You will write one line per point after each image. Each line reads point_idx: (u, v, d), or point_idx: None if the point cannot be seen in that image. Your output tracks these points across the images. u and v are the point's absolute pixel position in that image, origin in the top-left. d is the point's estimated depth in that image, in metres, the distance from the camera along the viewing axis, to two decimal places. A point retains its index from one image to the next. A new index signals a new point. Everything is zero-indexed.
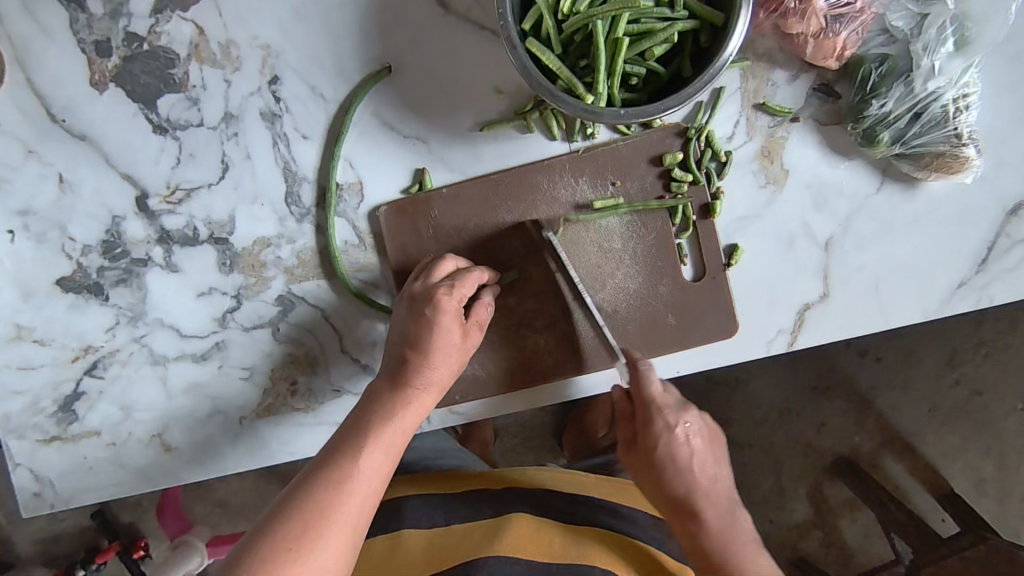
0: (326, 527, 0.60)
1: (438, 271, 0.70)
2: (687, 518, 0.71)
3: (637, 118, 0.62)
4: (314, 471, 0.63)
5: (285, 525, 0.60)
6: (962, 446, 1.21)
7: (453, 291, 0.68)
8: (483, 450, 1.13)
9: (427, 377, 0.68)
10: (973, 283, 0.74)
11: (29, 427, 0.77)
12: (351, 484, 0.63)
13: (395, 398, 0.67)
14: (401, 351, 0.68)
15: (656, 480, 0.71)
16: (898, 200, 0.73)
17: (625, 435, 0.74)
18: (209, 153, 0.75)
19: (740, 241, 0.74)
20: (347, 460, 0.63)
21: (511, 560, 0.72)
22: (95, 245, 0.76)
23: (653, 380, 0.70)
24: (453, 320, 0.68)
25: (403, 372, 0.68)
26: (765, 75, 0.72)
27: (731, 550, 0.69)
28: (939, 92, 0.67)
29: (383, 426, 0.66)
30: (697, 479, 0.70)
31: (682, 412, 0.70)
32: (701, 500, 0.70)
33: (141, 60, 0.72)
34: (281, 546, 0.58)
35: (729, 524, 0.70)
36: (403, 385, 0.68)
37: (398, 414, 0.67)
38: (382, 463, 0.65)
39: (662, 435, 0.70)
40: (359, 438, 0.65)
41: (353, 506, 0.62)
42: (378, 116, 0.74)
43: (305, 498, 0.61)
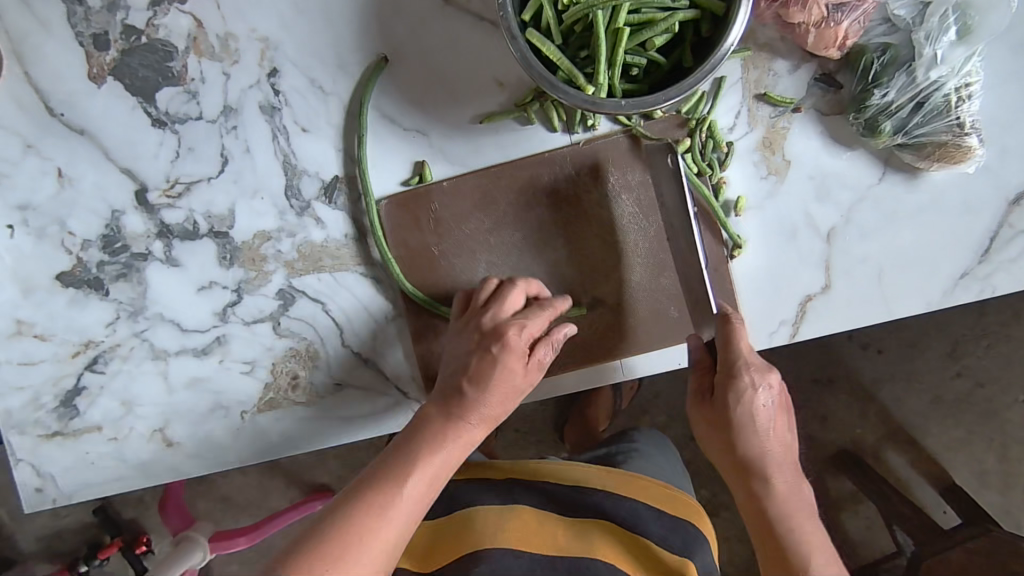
0: (362, 552, 0.60)
1: (509, 307, 0.67)
2: (754, 482, 0.66)
3: (637, 109, 0.62)
4: (359, 490, 0.63)
5: (322, 543, 0.60)
6: (964, 438, 1.21)
7: (523, 332, 0.65)
8: (485, 444, 1.13)
9: (483, 412, 0.66)
10: (976, 273, 0.74)
11: (30, 422, 0.77)
12: (393, 510, 0.62)
13: (445, 426, 0.65)
14: (458, 381, 0.66)
15: (727, 437, 0.66)
16: (901, 190, 0.73)
17: (700, 385, 0.69)
18: (208, 146, 0.74)
19: (743, 231, 0.74)
20: (393, 485, 0.63)
21: (513, 552, 0.72)
22: (95, 239, 0.75)
23: (743, 339, 0.65)
24: (521, 359, 0.65)
25: (457, 404, 0.66)
26: (767, 65, 0.72)
27: (795, 521, 0.65)
28: (941, 81, 0.67)
29: (432, 453, 0.65)
30: (770, 442, 0.66)
31: (770, 374, 0.65)
32: (770, 462, 0.66)
33: (139, 54, 0.72)
34: (316, 564, 0.59)
35: (796, 495, 0.66)
36: (456, 416, 0.66)
37: (449, 441, 0.65)
38: (426, 490, 0.64)
39: (745, 393, 0.64)
40: (409, 461, 0.64)
41: (393, 531, 0.62)
42: (379, 109, 0.74)
43: (346, 519, 0.61)
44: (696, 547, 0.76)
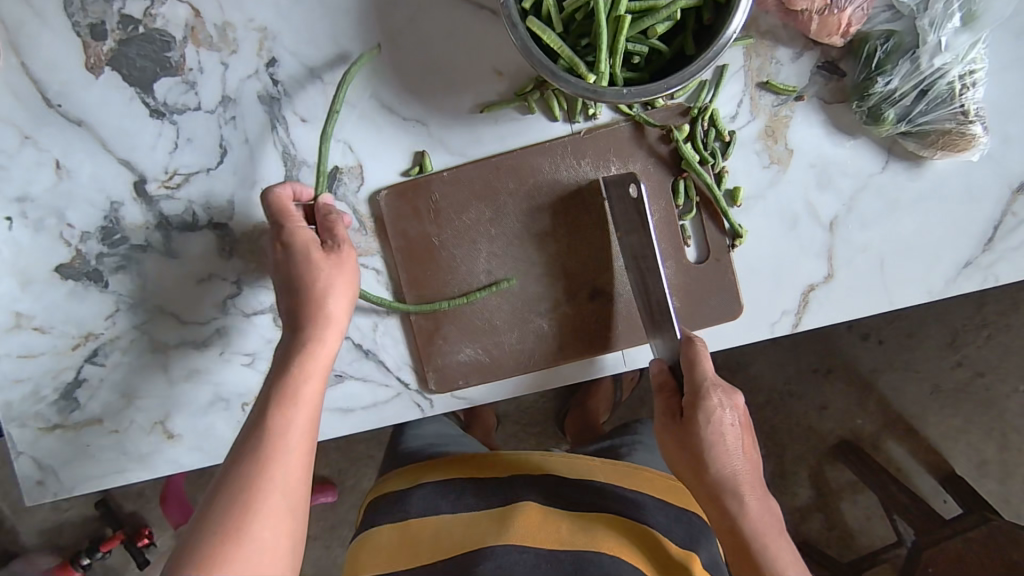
0: (258, 503, 0.58)
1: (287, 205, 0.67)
2: (725, 499, 0.68)
3: (640, 97, 0.61)
4: (235, 448, 0.60)
5: (213, 514, 0.57)
6: (964, 428, 1.21)
7: (291, 222, 0.66)
8: (485, 437, 1.13)
9: (314, 313, 0.65)
10: (979, 262, 0.73)
11: (30, 415, 0.77)
12: (274, 453, 0.60)
13: (295, 345, 0.65)
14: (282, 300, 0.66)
15: (696, 456, 0.68)
16: (904, 179, 0.72)
17: (669, 406, 0.70)
18: (207, 137, 0.74)
19: (743, 222, 0.74)
20: (265, 429, 0.61)
21: (518, 549, 0.73)
22: (93, 231, 0.75)
23: (709, 362, 0.66)
24: (305, 242, 0.66)
25: (297, 314, 0.65)
26: (770, 53, 0.71)
27: (766, 536, 0.67)
28: (945, 69, 0.66)
29: (291, 386, 0.63)
30: (738, 461, 0.68)
31: (735, 394, 0.68)
32: (739, 480, 0.68)
33: (137, 44, 0.71)
34: (211, 536, 0.56)
35: (766, 512, 0.68)
36: (302, 332, 0.65)
37: (303, 364, 0.64)
38: (300, 420, 0.62)
39: (713, 413, 0.67)
40: (270, 402, 0.62)
41: (281, 472, 0.59)
42: (378, 98, 0.73)
43: (229, 481, 0.58)
44: (700, 538, 0.77)
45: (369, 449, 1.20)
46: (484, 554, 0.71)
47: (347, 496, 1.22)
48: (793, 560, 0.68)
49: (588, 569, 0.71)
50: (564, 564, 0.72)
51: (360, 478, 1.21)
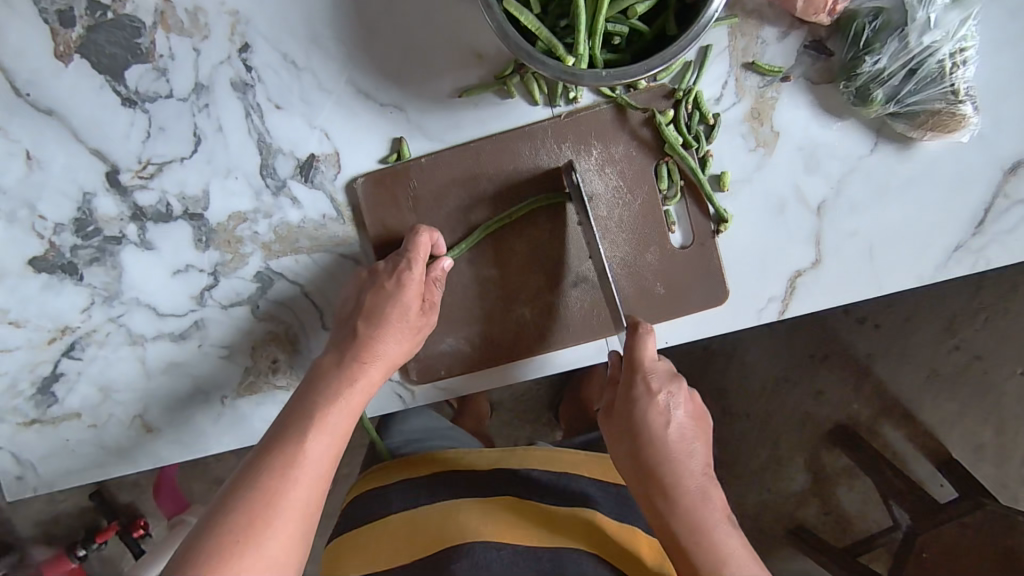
0: (276, 512, 0.59)
1: (420, 246, 0.68)
2: (655, 494, 0.66)
3: (619, 79, 0.60)
4: (260, 455, 0.61)
5: (231, 515, 0.58)
6: (960, 412, 1.20)
7: (415, 265, 0.68)
8: (478, 426, 1.11)
9: (374, 350, 0.67)
10: (970, 246, 0.72)
11: (8, 411, 0.76)
12: (298, 469, 0.61)
13: (340, 368, 0.66)
14: (354, 322, 0.68)
15: (626, 449, 0.67)
16: (893, 161, 0.71)
17: (609, 399, 0.70)
18: (179, 125, 0.72)
19: (729, 206, 0.72)
20: (296, 444, 0.62)
21: (495, 545, 0.71)
22: (66, 223, 0.73)
23: (649, 348, 0.66)
24: (415, 294, 0.68)
25: (347, 345, 0.67)
26: (755, 33, 0.70)
27: (697, 529, 0.64)
28: (935, 47, 0.64)
29: (327, 408, 0.64)
30: (671, 453, 0.66)
31: (670, 383, 0.66)
32: (671, 472, 0.65)
33: (106, 30, 0.70)
34: (226, 537, 0.57)
35: (702, 503, 0.65)
36: (350, 360, 0.66)
37: (345, 391, 0.65)
38: (328, 448, 0.63)
39: (643, 403, 0.66)
40: (304, 421, 0.63)
41: (302, 491, 0.60)
42: (353, 83, 0.72)
43: (250, 487, 0.59)
44: None
45: (361, 439, 1.19)
46: (459, 551, 0.70)
47: (340, 485, 1.21)
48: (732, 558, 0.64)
49: (566, 565, 0.71)
50: (543, 561, 0.71)
51: (353, 468, 1.21)
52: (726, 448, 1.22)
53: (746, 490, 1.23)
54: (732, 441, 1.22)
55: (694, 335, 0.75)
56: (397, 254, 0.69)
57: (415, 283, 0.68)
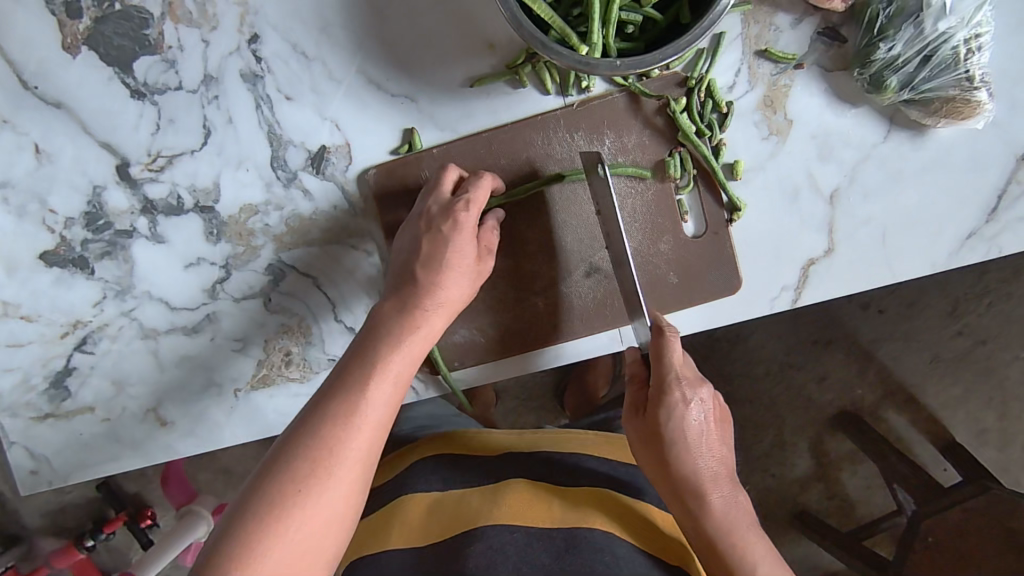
0: (336, 463, 0.58)
1: (481, 189, 0.67)
2: (687, 500, 0.66)
3: (634, 69, 0.59)
4: (319, 404, 0.60)
5: (293, 463, 0.57)
6: (964, 395, 1.21)
7: (472, 208, 0.66)
8: (485, 412, 1.10)
9: (438, 300, 0.65)
10: (983, 233, 0.72)
11: (21, 405, 0.76)
12: (358, 419, 0.60)
13: (398, 316, 0.64)
14: (411, 268, 0.66)
15: (659, 455, 0.67)
16: (906, 147, 0.70)
17: (636, 399, 0.69)
18: (189, 117, 0.72)
19: (742, 195, 0.72)
20: (356, 392, 0.60)
21: (508, 527, 0.70)
22: (77, 216, 0.73)
23: (677, 352, 0.65)
24: (470, 238, 0.66)
25: (405, 290, 0.65)
26: (768, 20, 0.69)
27: (732, 533, 0.65)
28: (950, 33, 0.63)
29: (389, 355, 0.63)
30: (703, 458, 0.67)
31: (700, 388, 0.66)
32: (705, 477, 0.66)
33: (113, 21, 0.69)
34: (286, 492, 0.56)
35: (733, 508, 0.66)
36: (412, 311, 0.65)
37: (406, 339, 0.64)
38: (388, 396, 0.62)
39: (676, 409, 0.65)
40: (365, 370, 0.62)
41: (364, 439, 0.60)
42: (364, 74, 0.71)
43: (310, 434, 0.58)
44: None
45: None
46: (473, 535, 0.69)
47: None
48: (769, 560, 0.66)
49: (581, 544, 0.69)
50: (556, 540, 0.69)
51: None
52: None
53: (750, 475, 1.23)
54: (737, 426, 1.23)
55: (706, 324, 0.75)
56: (451, 198, 0.67)
57: (469, 224, 0.66)
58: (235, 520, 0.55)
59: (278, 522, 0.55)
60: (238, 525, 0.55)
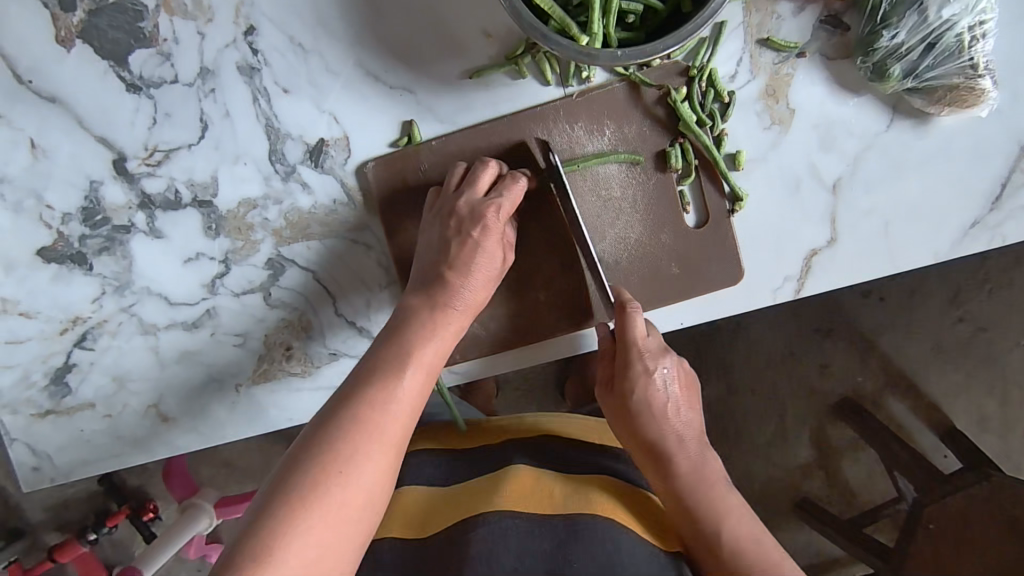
0: (375, 446, 0.60)
1: (511, 191, 0.68)
2: (656, 463, 0.71)
3: (635, 59, 0.59)
4: (354, 388, 0.62)
5: (333, 443, 0.59)
6: (965, 382, 1.21)
7: (502, 212, 0.67)
8: (485, 403, 1.10)
9: (467, 298, 0.68)
10: (986, 222, 0.71)
11: (22, 401, 0.76)
12: (394, 405, 0.62)
13: (427, 313, 0.67)
14: (439, 270, 0.68)
15: (629, 424, 0.72)
16: (910, 136, 0.70)
17: (605, 373, 0.73)
18: (186, 111, 0.71)
19: (744, 185, 0.71)
20: (392, 379, 0.63)
21: (510, 515, 0.68)
22: (74, 212, 0.72)
23: (638, 322, 0.69)
24: (496, 241, 0.68)
25: (434, 289, 0.68)
26: (770, 8, 0.69)
27: (701, 491, 0.69)
28: (954, 20, 0.63)
29: (420, 347, 0.65)
30: (669, 424, 0.71)
31: (663, 358, 0.71)
32: (671, 441, 0.71)
33: (107, 14, 0.68)
34: (329, 469, 0.57)
35: (700, 468, 0.71)
36: (440, 307, 0.67)
37: (437, 334, 0.67)
38: (420, 386, 0.64)
39: (640, 379, 0.71)
40: (398, 359, 0.64)
41: (399, 425, 0.62)
42: (362, 66, 0.71)
43: (349, 416, 0.60)
44: None
45: None
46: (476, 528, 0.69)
47: None
48: (740, 513, 0.69)
49: (581, 531, 0.67)
50: (558, 527, 0.68)
51: None
52: (730, 422, 1.22)
53: (752, 463, 1.23)
54: (738, 415, 1.22)
55: (708, 315, 0.74)
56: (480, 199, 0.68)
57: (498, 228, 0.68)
58: (276, 496, 0.56)
59: (321, 498, 0.56)
60: (279, 501, 0.56)
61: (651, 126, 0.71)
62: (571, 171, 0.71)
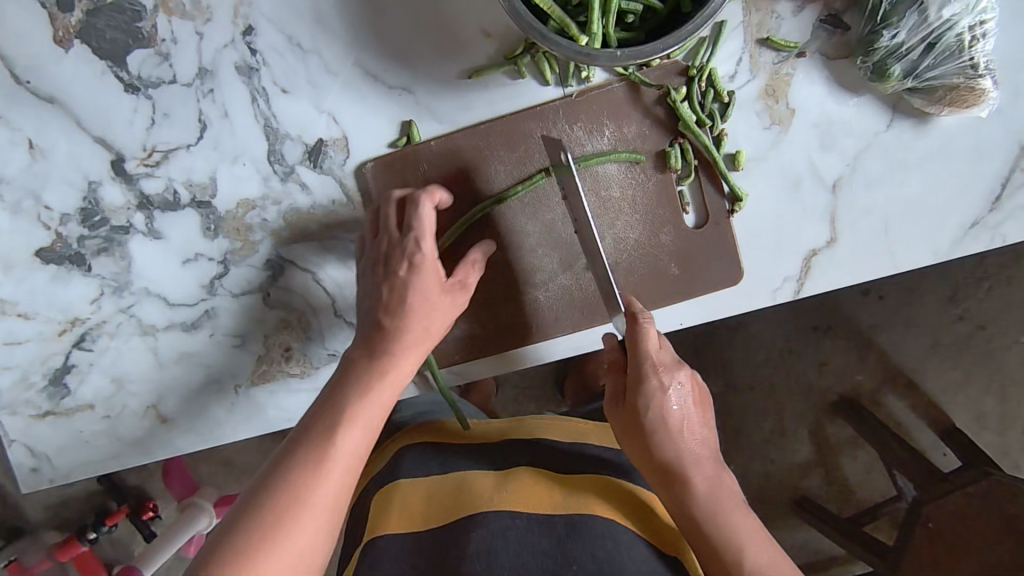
0: (304, 512, 0.57)
1: (425, 218, 0.65)
2: (672, 484, 0.66)
3: (634, 59, 0.59)
4: (289, 451, 0.60)
5: (260, 511, 0.57)
6: (964, 381, 1.21)
7: (425, 243, 0.65)
8: (485, 402, 1.10)
9: (409, 340, 0.65)
10: (986, 222, 0.71)
11: (20, 402, 0.76)
12: (329, 465, 0.59)
13: (367, 366, 0.64)
14: (375, 317, 0.65)
15: (642, 442, 0.67)
16: (909, 136, 0.70)
17: (615, 387, 0.69)
18: (184, 111, 0.71)
19: (744, 185, 0.71)
20: (325, 439, 0.60)
21: (509, 513, 0.69)
22: (73, 213, 0.72)
23: (650, 335, 0.66)
24: (432, 276, 0.65)
25: (374, 341, 0.65)
26: (770, 7, 0.69)
27: (719, 516, 0.65)
28: (955, 20, 0.62)
29: (359, 402, 0.63)
30: (686, 442, 0.67)
31: (679, 372, 0.67)
32: (688, 460, 0.66)
33: (105, 14, 0.68)
34: (254, 540, 0.55)
35: (719, 489, 0.66)
36: (381, 353, 0.65)
37: (377, 387, 0.64)
38: (360, 443, 0.62)
39: (654, 394, 0.66)
40: (334, 416, 0.62)
41: (333, 487, 0.59)
42: (361, 66, 0.70)
43: (280, 481, 0.58)
44: None
45: None
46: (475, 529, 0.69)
47: None
48: (760, 539, 0.65)
49: (580, 528, 0.68)
50: (558, 526, 0.68)
51: None
52: (729, 421, 1.22)
53: (751, 462, 1.23)
54: (737, 414, 1.22)
55: (707, 316, 0.74)
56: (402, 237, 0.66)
57: (427, 257, 0.65)
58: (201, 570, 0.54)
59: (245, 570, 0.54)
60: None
61: (651, 126, 0.71)
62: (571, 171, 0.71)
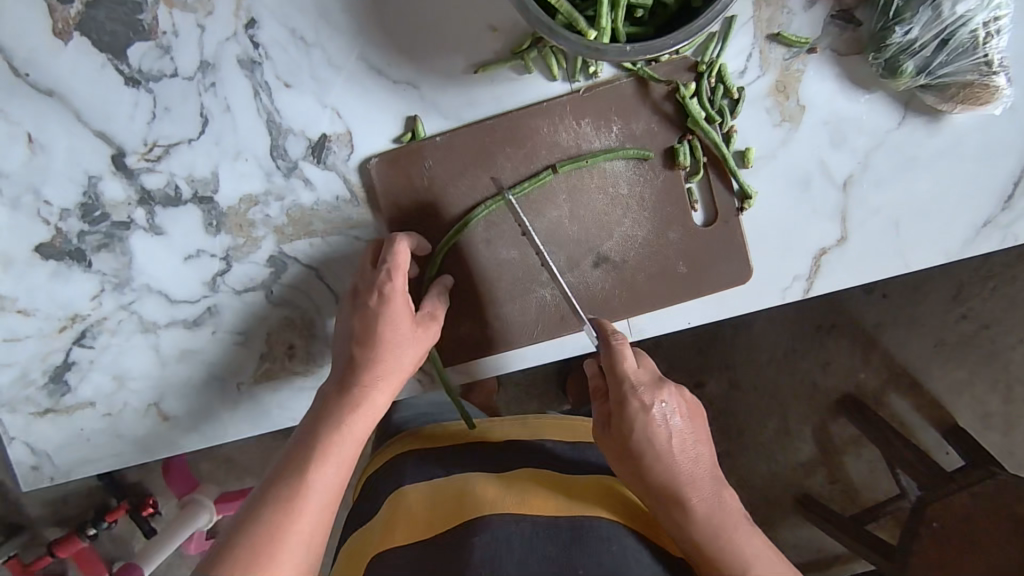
0: (280, 549, 0.57)
1: (398, 253, 0.66)
2: (668, 506, 0.66)
3: (643, 55, 0.58)
4: (264, 489, 0.59)
5: (235, 551, 0.56)
6: (968, 379, 1.20)
7: (397, 276, 0.65)
8: (487, 400, 1.09)
9: (376, 373, 0.65)
10: (998, 221, 0.70)
11: (20, 400, 0.75)
12: (304, 500, 0.59)
13: (341, 398, 0.64)
14: (348, 348, 0.66)
15: (633, 467, 0.67)
16: (921, 134, 0.69)
17: (602, 413, 0.70)
18: (185, 106, 0.70)
19: (753, 183, 0.70)
20: (300, 474, 0.60)
21: (513, 518, 0.68)
22: (73, 208, 0.71)
23: (627, 356, 0.67)
24: (403, 305, 0.65)
25: (348, 373, 0.65)
26: (780, 2, 0.68)
27: (719, 535, 0.64)
28: (969, 16, 0.62)
29: (333, 435, 0.62)
30: (677, 462, 0.66)
31: (659, 392, 0.67)
32: (681, 481, 0.66)
33: (105, 6, 0.67)
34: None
35: (716, 507, 0.65)
36: (354, 385, 0.65)
37: (351, 419, 0.63)
38: (336, 477, 0.61)
39: (639, 416, 0.66)
40: (308, 452, 0.61)
41: (309, 521, 0.58)
42: (365, 61, 0.69)
43: (256, 519, 0.57)
44: None
45: None
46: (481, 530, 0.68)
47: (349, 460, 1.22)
48: (763, 554, 0.64)
49: (585, 534, 0.67)
50: (563, 531, 0.67)
51: None
52: (733, 419, 1.22)
53: (754, 460, 1.23)
54: (740, 412, 1.22)
55: (715, 316, 0.74)
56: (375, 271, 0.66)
57: (398, 291, 0.65)
58: None
59: None
60: None
61: (659, 123, 0.70)
62: (579, 169, 0.70)
